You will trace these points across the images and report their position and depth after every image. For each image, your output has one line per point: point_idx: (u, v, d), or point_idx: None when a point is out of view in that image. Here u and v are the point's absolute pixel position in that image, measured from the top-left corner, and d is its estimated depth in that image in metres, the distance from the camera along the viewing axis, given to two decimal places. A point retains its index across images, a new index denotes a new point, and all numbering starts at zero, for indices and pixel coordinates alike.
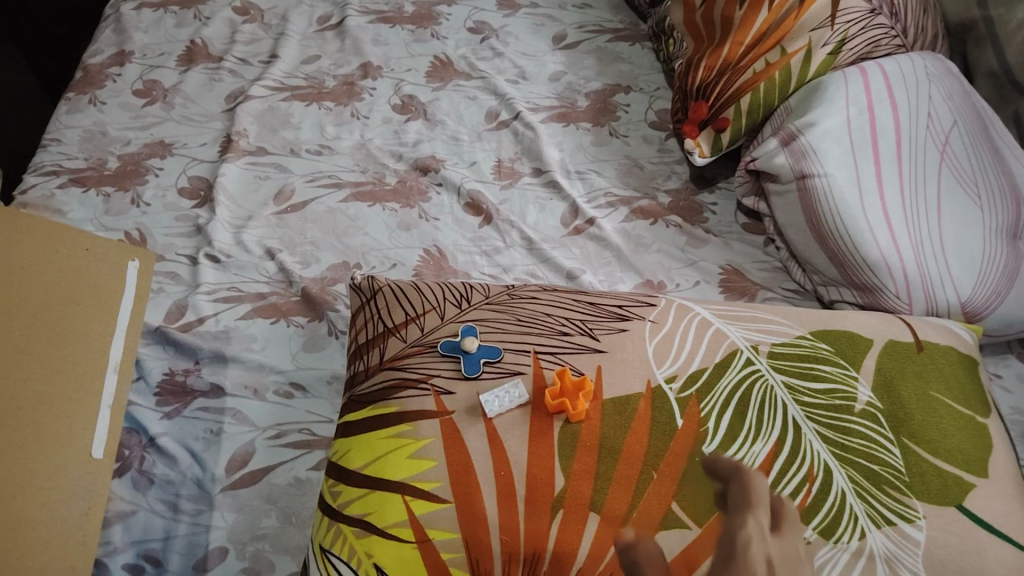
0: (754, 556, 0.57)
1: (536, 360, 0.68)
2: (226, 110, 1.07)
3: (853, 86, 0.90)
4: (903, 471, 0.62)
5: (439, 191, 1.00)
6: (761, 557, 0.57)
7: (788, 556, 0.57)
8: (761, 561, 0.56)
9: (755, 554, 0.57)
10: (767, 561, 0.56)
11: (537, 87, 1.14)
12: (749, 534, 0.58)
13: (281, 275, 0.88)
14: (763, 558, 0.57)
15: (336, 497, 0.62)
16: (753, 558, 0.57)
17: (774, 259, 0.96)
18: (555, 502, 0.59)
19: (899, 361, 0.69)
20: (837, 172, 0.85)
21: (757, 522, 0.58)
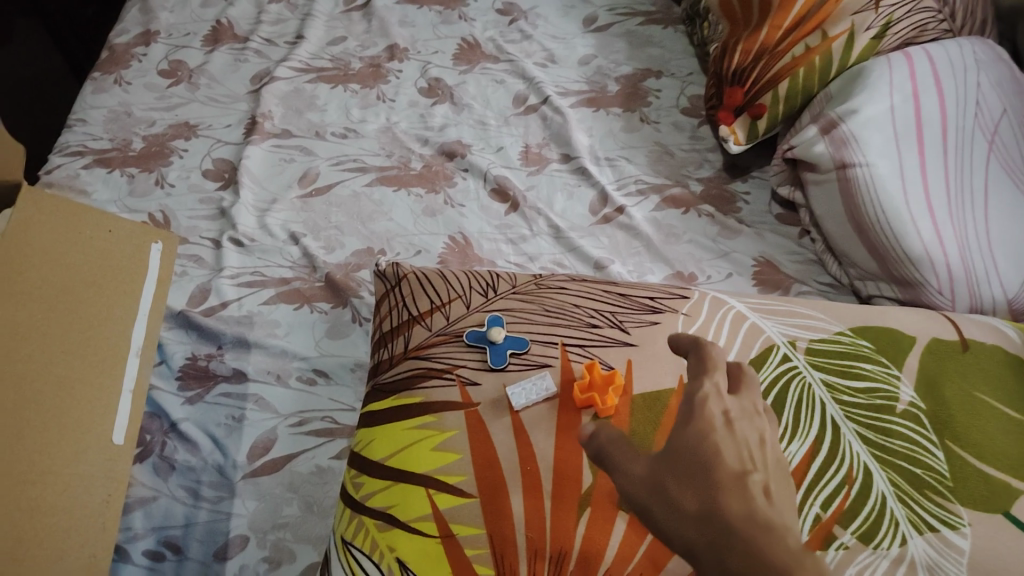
0: (710, 410, 0.53)
1: (564, 352, 0.66)
2: (251, 92, 1.05)
3: (897, 72, 0.87)
4: (946, 476, 0.59)
5: (465, 176, 0.98)
6: (718, 411, 0.53)
7: (745, 409, 0.54)
8: (718, 411, 0.53)
9: (710, 407, 0.53)
10: (724, 414, 0.53)
11: (566, 71, 1.11)
12: (707, 389, 0.55)
13: (304, 260, 0.87)
14: (720, 410, 0.54)
15: (359, 488, 0.61)
16: (710, 410, 0.53)
17: (809, 252, 0.93)
18: (582, 500, 0.57)
19: (943, 361, 0.66)
20: (879, 161, 0.82)
21: (712, 380, 0.55)
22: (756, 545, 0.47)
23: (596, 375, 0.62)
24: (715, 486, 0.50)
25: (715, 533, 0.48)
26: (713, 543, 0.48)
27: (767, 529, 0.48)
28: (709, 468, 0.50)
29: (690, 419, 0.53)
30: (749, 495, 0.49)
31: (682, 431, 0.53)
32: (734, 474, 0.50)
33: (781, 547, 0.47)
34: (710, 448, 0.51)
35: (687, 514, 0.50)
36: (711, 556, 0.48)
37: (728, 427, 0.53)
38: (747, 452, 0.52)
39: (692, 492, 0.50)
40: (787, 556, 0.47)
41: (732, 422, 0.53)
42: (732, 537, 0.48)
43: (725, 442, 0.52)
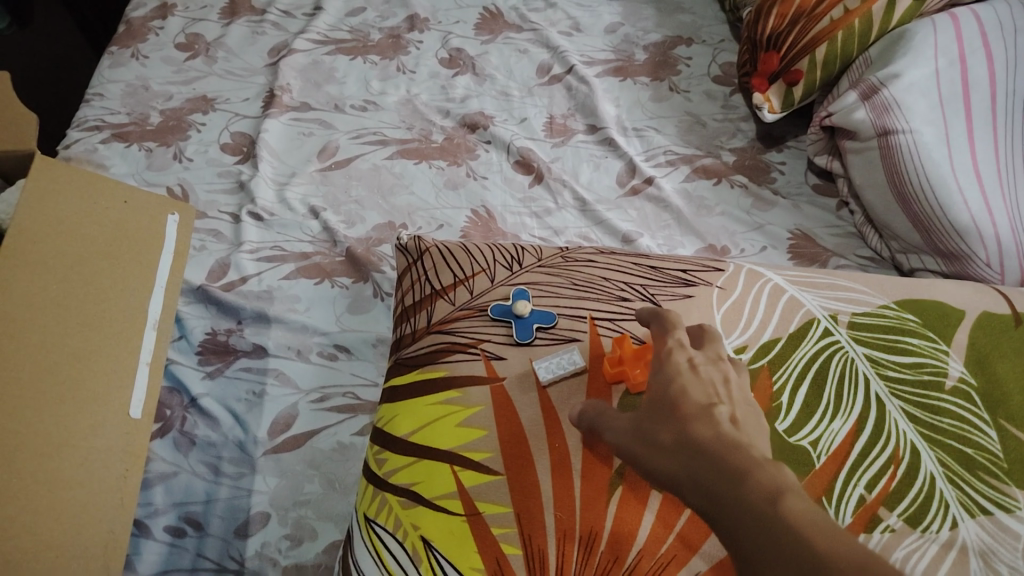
0: (675, 357, 0.51)
1: (593, 326, 0.63)
2: (269, 65, 1.03)
3: (942, 35, 0.82)
4: (1000, 457, 0.56)
5: (488, 148, 0.95)
6: (683, 357, 0.51)
7: (712, 356, 0.51)
8: (683, 358, 0.51)
9: (676, 355, 0.51)
10: (689, 360, 0.51)
11: (591, 39, 1.08)
12: (671, 343, 0.52)
13: (324, 234, 0.85)
14: (685, 358, 0.51)
15: (382, 465, 0.59)
16: (674, 358, 0.51)
17: (848, 224, 0.89)
18: (613, 479, 0.55)
19: (995, 335, 0.62)
20: (923, 128, 0.78)
21: (676, 337, 0.53)
22: (721, 457, 0.43)
23: (627, 350, 0.59)
24: (682, 419, 0.46)
25: (685, 456, 0.44)
26: (686, 470, 0.44)
27: (731, 442, 0.44)
28: (675, 403, 0.47)
29: (660, 366, 0.51)
30: (714, 420, 0.45)
31: (653, 378, 0.50)
32: (699, 405, 0.47)
33: (745, 457, 0.42)
34: (675, 387, 0.48)
35: (663, 446, 0.46)
36: (688, 482, 0.43)
37: (694, 369, 0.50)
38: (713, 388, 0.48)
39: (665, 428, 0.46)
40: (749, 461, 0.42)
41: (698, 366, 0.50)
42: (700, 457, 0.43)
43: (691, 381, 0.49)
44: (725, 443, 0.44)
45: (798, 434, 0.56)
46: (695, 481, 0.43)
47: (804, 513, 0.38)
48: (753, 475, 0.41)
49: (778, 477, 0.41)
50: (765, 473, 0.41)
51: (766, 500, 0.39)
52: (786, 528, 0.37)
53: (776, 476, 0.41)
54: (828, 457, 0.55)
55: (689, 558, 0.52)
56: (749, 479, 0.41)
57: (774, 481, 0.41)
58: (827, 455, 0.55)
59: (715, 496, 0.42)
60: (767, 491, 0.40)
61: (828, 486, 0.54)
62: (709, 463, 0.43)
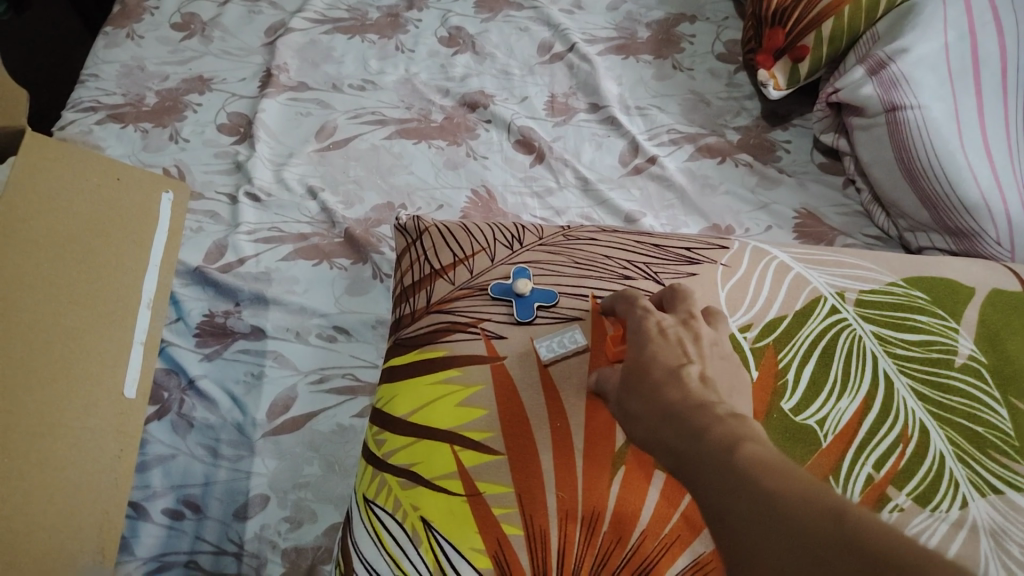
0: (646, 324, 0.49)
1: (595, 305, 0.62)
2: (266, 45, 1.01)
3: (953, 8, 0.80)
4: (1011, 435, 0.55)
5: (489, 128, 0.93)
6: (654, 323, 0.49)
7: (682, 318, 0.50)
8: (653, 323, 0.49)
9: (646, 322, 0.50)
10: (661, 325, 0.49)
11: (593, 17, 1.06)
12: (640, 312, 0.51)
13: (323, 215, 0.84)
14: (655, 322, 0.49)
15: (381, 445, 0.58)
16: (644, 324, 0.49)
17: (854, 203, 0.87)
18: (616, 459, 0.54)
19: (1005, 313, 0.61)
20: (932, 104, 0.76)
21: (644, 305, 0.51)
22: (685, 417, 0.42)
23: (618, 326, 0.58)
24: (652, 385, 0.45)
25: (654, 421, 0.43)
26: (655, 433, 0.43)
27: (697, 399, 0.43)
28: (644, 369, 0.46)
29: (634, 336, 0.49)
30: (682, 381, 0.44)
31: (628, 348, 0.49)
32: (669, 368, 0.45)
33: (709, 414, 0.41)
34: (647, 353, 0.47)
35: (637, 416, 0.45)
36: (659, 446, 0.42)
37: (664, 333, 0.48)
38: (683, 349, 0.47)
39: (638, 396, 0.45)
40: (712, 416, 0.41)
41: (668, 329, 0.49)
42: (667, 419, 0.42)
43: (660, 346, 0.47)
44: (693, 402, 0.42)
45: (804, 413, 0.55)
46: (664, 443, 0.42)
47: (761, 461, 0.37)
48: (713, 430, 0.40)
49: (740, 429, 0.40)
50: (728, 426, 0.40)
51: (723, 454, 0.38)
52: (743, 479, 0.36)
53: (738, 428, 0.40)
54: (835, 436, 0.54)
55: (694, 537, 0.52)
56: (709, 434, 0.40)
57: (734, 433, 0.39)
58: (834, 435, 0.54)
59: (680, 455, 0.41)
60: (726, 443, 0.39)
61: (835, 465, 0.53)
62: (675, 424, 0.42)
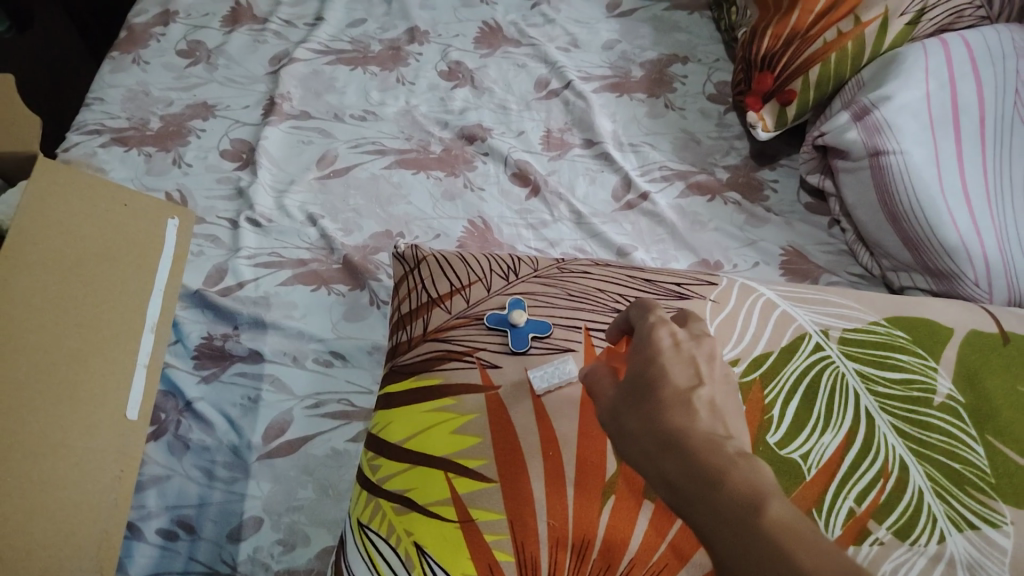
0: (658, 335, 0.44)
1: (588, 336, 0.64)
2: (270, 73, 1.04)
3: (933, 58, 0.84)
4: (988, 472, 0.57)
5: (486, 160, 0.96)
6: (667, 335, 0.44)
7: (696, 335, 0.45)
8: (667, 335, 0.44)
9: (659, 332, 0.44)
10: (674, 337, 0.44)
11: (589, 55, 1.09)
12: (654, 320, 0.45)
13: (322, 241, 0.86)
14: (669, 334, 0.44)
15: (376, 471, 0.59)
16: (657, 334, 0.44)
17: (839, 242, 0.90)
18: (606, 488, 0.56)
19: (983, 353, 0.63)
20: (914, 149, 0.79)
21: (661, 315, 0.46)
22: (697, 455, 0.37)
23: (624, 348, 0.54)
24: (656, 406, 0.40)
25: (656, 449, 0.39)
26: (656, 463, 0.38)
27: (711, 436, 0.38)
28: (651, 386, 0.41)
29: (640, 346, 0.44)
30: (693, 410, 0.40)
31: (631, 360, 0.44)
32: (677, 391, 0.41)
33: (725, 456, 0.37)
34: (655, 367, 0.42)
35: (633, 435, 0.40)
36: (655, 474, 0.38)
37: (677, 347, 0.44)
38: (695, 369, 0.42)
39: (636, 413, 0.41)
40: (729, 460, 0.37)
41: (682, 344, 0.44)
42: (676, 452, 0.38)
43: (672, 362, 0.42)
44: (706, 437, 0.38)
45: (788, 447, 0.57)
46: (665, 477, 0.38)
47: (789, 527, 0.33)
48: (732, 479, 0.36)
49: (759, 477, 0.36)
50: (746, 474, 0.36)
51: (745, 508, 0.35)
52: (770, 545, 0.33)
53: (758, 478, 0.36)
54: (818, 470, 0.56)
55: (681, 567, 0.53)
56: (729, 484, 0.36)
57: (755, 486, 0.35)
58: (817, 469, 0.56)
59: (685, 495, 0.37)
60: (747, 497, 0.35)
61: (818, 498, 0.55)
62: (685, 459, 0.38)
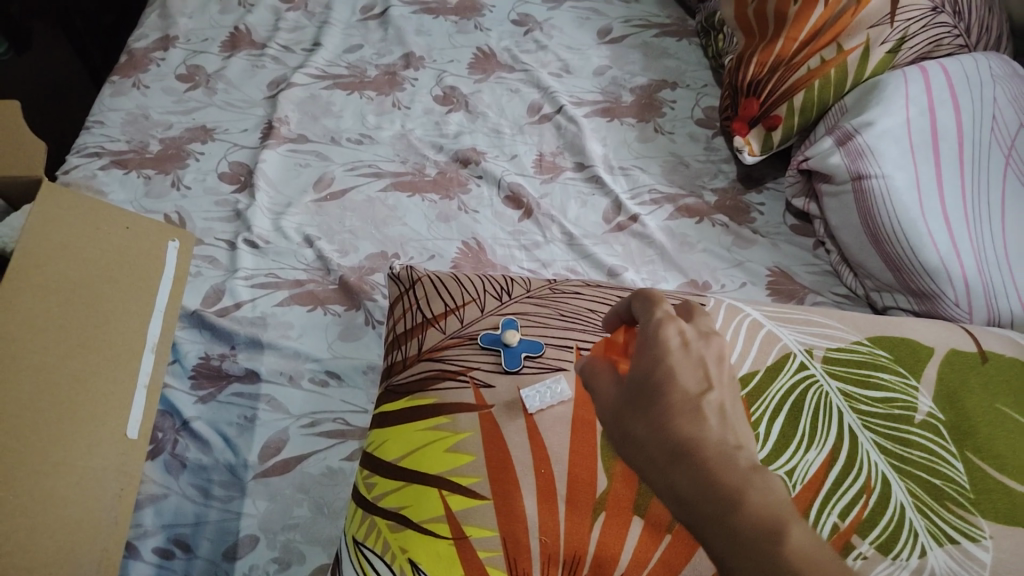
0: (665, 332, 0.42)
1: (578, 356, 0.66)
2: (268, 97, 1.06)
3: (913, 85, 0.86)
4: (968, 488, 0.58)
5: (479, 183, 0.98)
6: (675, 332, 0.42)
7: (704, 331, 0.43)
8: (674, 334, 0.42)
9: (666, 329, 0.42)
10: (683, 335, 0.42)
11: (581, 81, 1.12)
12: (661, 314, 0.43)
13: (319, 262, 0.87)
14: (677, 333, 0.42)
15: (371, 489, 0.60)
16: (664, 333, 0.42)
17: (824, 263, 0.93)
18: (597, 504, 0.57)
19: (962, 371, 0.65)
20: (895, 174, 0.81)
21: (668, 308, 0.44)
22: (711, 472, 0.37)
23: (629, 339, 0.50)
24: (665, 413, 0.39)
25: (665, 461, 0.38)
26: (665, 475, 0.38)
27: (724, 450, 0.38)
28: (658, 392, 0.40)
29: (646, 345, 0.42)
30: (702, 418, 0.39)
31: (637, 360, 0.42)
32: (687, 397, 0.40)
33: (741, 475, 0.37)
34: (663, 369, 0.40)
35: (640, 442, 0.39)
36: (664, 485, 0.38)
37: (686, 347, 0.41)
38: (705, 370, 0.41)
39: (644, 419, 0.39)
40: (745, 479, 0.37)
41: (691, 342, 0.42)
42: (688, 467, 0.37)
43: (681, 364, 0.41)
44: (718, 451, 0.38)
45: (773, 464, 0.59)
46: (675, 491, 0.37)
47: (810, 555, 0.34)
48: (749, 501, 0.36)
49: (773, 495, 0.36)
50: (762, 494, 0.36)
51: (764, 533, 0.35)
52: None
53: (774, 498, 0.36)
54: (803, 487, 0.57)
55: None
56: (747, 506, 0.36)
57: (773, 508, 0.35)
58: (802, 485, 0.58)
59: (696, 511, 0.37)
60: (766, 521, 0.35)
61: (803, 514, 0.56)
62: (697, 474, 0.37)
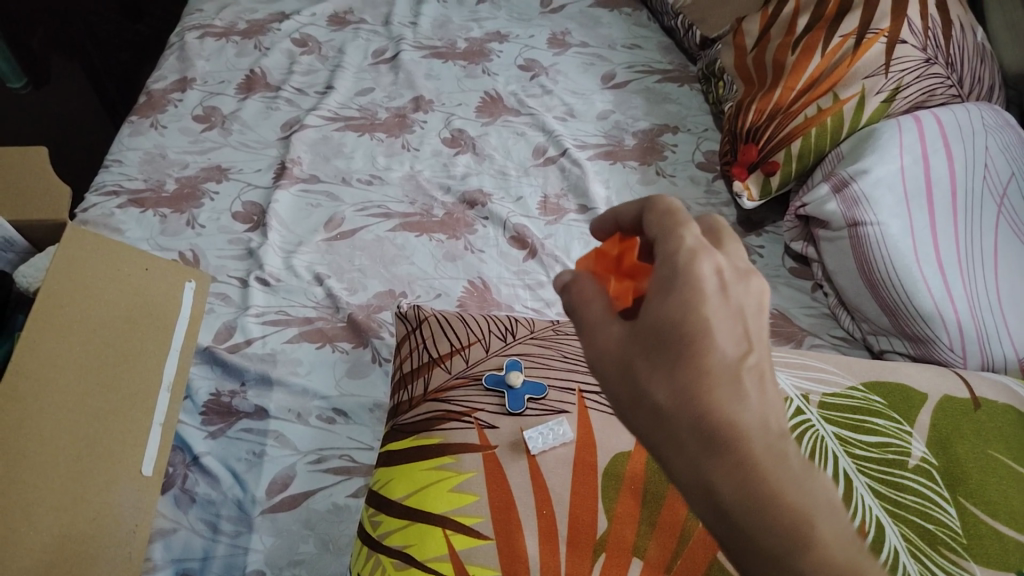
0: (701, 269, 0.38)
1: (581, 399, 0.67)
2: (281, 138, 1.09)
3: (907, 135, 0.89)
4: (960, 533, 0.60)
5: (485, 224, 1.00)
6: (711, 269, 0.38)
7: (739, 268, 0.40)
8: (711, 272, 0.38)
9: (701, 264, 0.38)
10: (719, 273, 0.38)
11: (585, 125, 1.15)
12: (693, 243, 0.39)
13: (328, 300, 0.89)
14: (713, 269, 0.38)
15: (376, 526, 0.62)
16: (700, 270, 0.38)
17: (822, 305, 0.95)
18: (597, 545, 0.58)
19: (955, 418, 0.67)
20: (890, 222, 0.83)
21: (695, 233, 0.40)
22: (758, 474, 0.36)
23: (631, 254, 0.45)
24: (700, 382, 0.37)
25: (698, 450, 0.36)
26: (701, 469, 0.36)
27: (770, 441, 0.36)
28: (690, 352, 0.37)
29: (676, 282, 0.38)
30: (743, 390, 0.37)
31: (661, 299, 0.38)
32: (725, 361, 0.37)
33: (798, 485, 0.36)
34: (698, 323, 0.37)
35: (662, 410, 0.37)
36: (696, 480, 0.36)
37: (723, 291, 0.38)
38: (742, 326, 0.38)
39: (667, 384, 0.37)
40: (798, 490, 0.36)
41: (728, 284, 0.39)
42: (729, 460, 0.36)
43: (719, 314, 0.38)
44: (765, 445, 0.36)
45: None
46: (715, 495, 0.36)
47: None
48: (814, 527, 0.35)
49: (837, 520, 0.36)
50: (827, 520, 0.35)
51: None
52: None
53: (841, 528, 0.36)
54: None
55: None
56: (813, 535, 0.35)
57: (851, 556, 0.35)
58: None
59: (743, 529, 0.35)
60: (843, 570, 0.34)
61: None
62: (741, 478, 0.36)
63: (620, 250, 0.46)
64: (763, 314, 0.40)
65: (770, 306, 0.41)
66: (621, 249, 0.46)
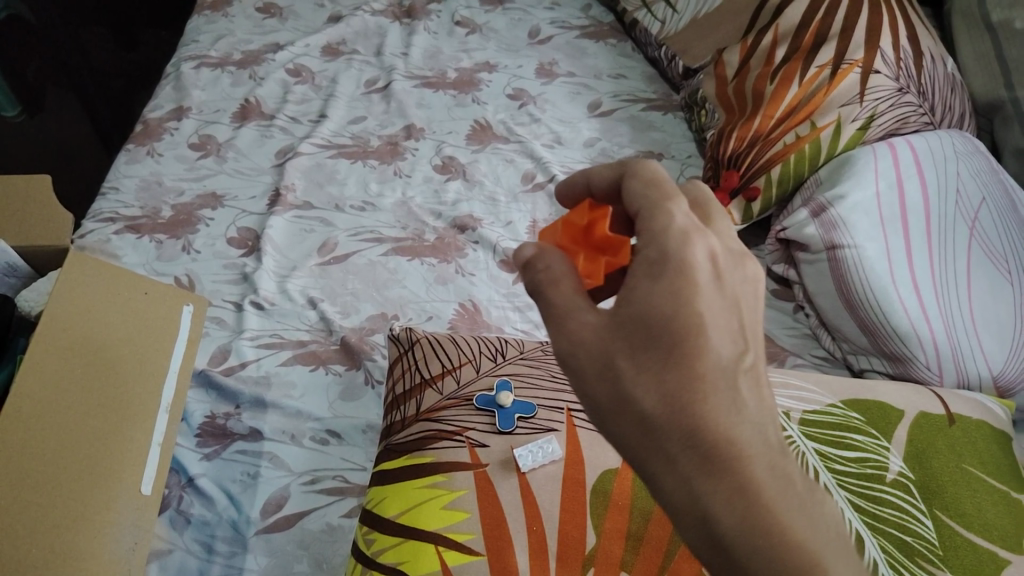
0: (696, 256, 0.40)
1: (569, 417, 0.69)
2: (276, 166, 1.12)
3: (882, 161, 0.92)
4: (936, 544, 0.62)
5: (476, 248, 1.03)
6: (705, 254, 0.41)
7: (733, 254, 0.43)
8: (703, 253, 0.41)
9: (695, 250, 0.41)
10: (712, 259, 0.41)
11: (573, 152, 1.18)
12: (683, 222, 0.41)
13: (321, 324, 0.91)
14: (706, 251, 0.41)
15: (370, 544, 0.63)
16: (694, 252, 0.41)
17: (804, 326, 0.98)
18: (586, 560, 0.60)
19: (931, 433, 0.69)
20: (866, 244, 0.86)
21: (682, 210, 0.42)
22: (755, 492, 0.38)
23: (602, 225, 0.47)
24: (698, 385, 0.39)
25: (693, 466, 0.38)
26: (698, 484, 0.38)
27: (767, 454, 0.39)
28: (687, 356, 0.39)
29: (668, 268, 0.40)
30: (739, 396, 0.39)
31: (650, 286, 0.40)
32: (720, 363, 0.40)
33: (780, 491, 0.38)
34: (689, 320, 0.39)
35: (651, 416, 0.39)
36: (689, 498, 0.38)
37: (718, 280, 0.41)
38: (736, 322, 0.41)
39: (659, 390, 0.39)
40: (797, 511, 0.38)
41: (722, 274, 0.41)
42: (721, 473, 0.38)
43: (717, 308, 0.41)
44: (762, 459, 0.39)
45: None
46: (710, 521, 0.38)
47: None
48: (811, 548, 0.38)
49: (829, 538, 0.39)
50: (823, 547, 0.38)
51: None
52: None
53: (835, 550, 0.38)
54: None
55: None
56: (812, 556, 0.37)
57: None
58: None
59: (739, 555, 0.37)
60: None
61: None
62: (737, 498, 0.38)
63: (589, 220, 0.47)
64: (756, 302, 0.44)
65: (763, 292, 0.45)
66: (591, 218, 0.47)
